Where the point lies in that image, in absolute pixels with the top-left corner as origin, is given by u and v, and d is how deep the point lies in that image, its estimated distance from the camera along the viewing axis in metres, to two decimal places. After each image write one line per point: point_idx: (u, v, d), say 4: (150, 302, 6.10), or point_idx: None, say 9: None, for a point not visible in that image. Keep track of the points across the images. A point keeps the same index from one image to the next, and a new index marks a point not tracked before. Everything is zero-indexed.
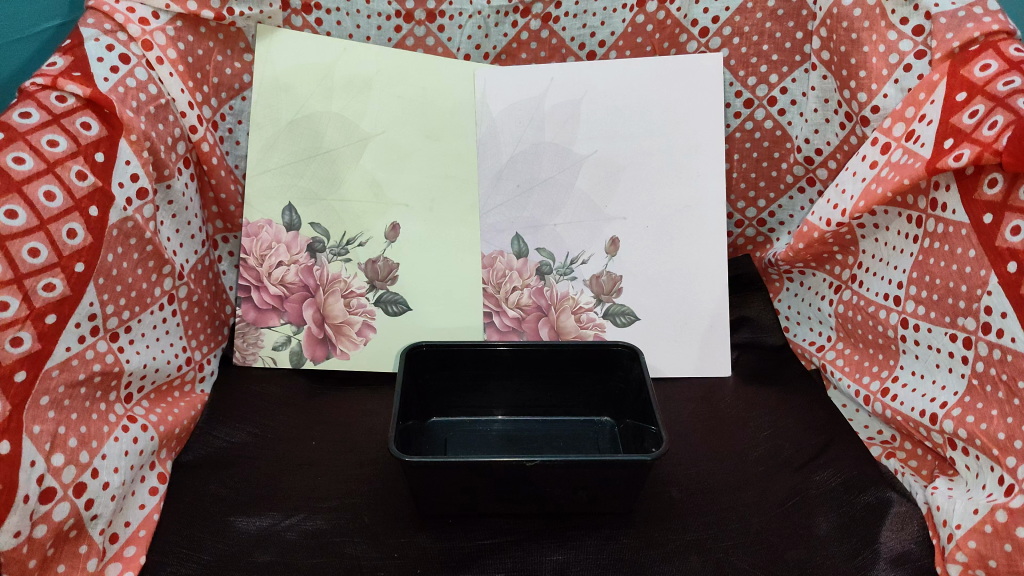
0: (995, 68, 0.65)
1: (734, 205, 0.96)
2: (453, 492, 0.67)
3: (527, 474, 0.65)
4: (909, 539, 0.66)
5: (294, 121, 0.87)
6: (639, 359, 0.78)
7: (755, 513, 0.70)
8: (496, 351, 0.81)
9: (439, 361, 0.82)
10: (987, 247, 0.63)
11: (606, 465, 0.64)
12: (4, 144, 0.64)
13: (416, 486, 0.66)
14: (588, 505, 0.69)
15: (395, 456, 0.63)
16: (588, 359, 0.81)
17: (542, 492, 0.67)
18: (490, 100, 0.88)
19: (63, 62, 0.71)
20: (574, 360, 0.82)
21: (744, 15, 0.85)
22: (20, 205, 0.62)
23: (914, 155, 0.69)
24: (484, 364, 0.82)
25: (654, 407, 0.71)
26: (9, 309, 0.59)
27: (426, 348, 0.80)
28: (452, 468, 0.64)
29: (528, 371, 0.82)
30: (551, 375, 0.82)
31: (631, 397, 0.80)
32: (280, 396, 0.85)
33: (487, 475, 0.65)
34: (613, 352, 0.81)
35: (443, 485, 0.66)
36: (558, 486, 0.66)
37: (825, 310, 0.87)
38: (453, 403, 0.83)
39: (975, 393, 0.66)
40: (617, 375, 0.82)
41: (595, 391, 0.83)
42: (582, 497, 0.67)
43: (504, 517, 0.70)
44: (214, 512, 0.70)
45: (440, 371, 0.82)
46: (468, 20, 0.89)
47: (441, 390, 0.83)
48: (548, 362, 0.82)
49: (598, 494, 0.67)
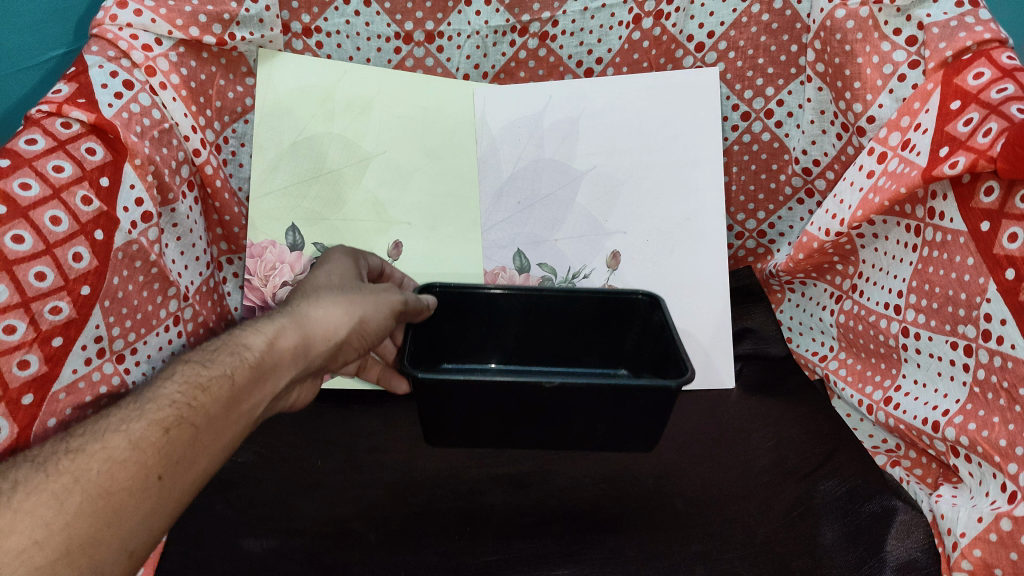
0: (988, 76, 0.65)
1: (734, 218, 0.96)
2: (462, 414, 0.71)
3: (542, 401, 0.68)
4: (915, 547, 0.68)
5: (296, 143, 0.87)
6: (661, 305, 0.78)
7: (761, 524, 0.72)
8: (518, 298, 0.81)
9: (457, 308, 0.82)
10: (985, 255, 0.63)
11: (622, 395, 0.66)
12: (9, 170, 0.64)
13: (429, 402, 0.70)
14: (608, 440, 0.75)
15: (404, 373, 0.67)
16: (606, 310, 0.82)
17: (560, 424, 0.72)
18: (489, 118, 0.89)
19: (68, 89, 0.72)
20: (593, 310, 0.82)
21: (739, 30, 0.86)
22: (27, 230, 0.63)
23: (909, 163, 0.70)
24: (505, 311, 0.82)
25: (679, 341, 0.72)
26: (16, 333, 0.61)
27: (451, 292, 0.81)
28: (467, 394, 0.68)
29: (543, 323, 0.83)
30: (571, 323, 0.83)
31: (649, 346, 0.81)
32: (286, 416, 0.83)
33: (499, 404, 0.68)
34: (632, 301, 0.81)
35: (457, 409, 0.70)
36: (571, 417, 0.70)
37: (827, 320, 0.87)
38: (466, 350, 0.85)
39: (976, 400, 0.66)
40: (636, 324, 0.82)
41: (612, 342, 0.84)
42: (600, 429, 0.73)
43: (518, 441, 0.76)
44: (221, 533, 0.71)
45: (453, 317, 0.83)
46: (466, 40, 0.90)
47: (459, 336, 0.84)
48: (569, 310, 0.82)
49: (616, 429, 0.73)
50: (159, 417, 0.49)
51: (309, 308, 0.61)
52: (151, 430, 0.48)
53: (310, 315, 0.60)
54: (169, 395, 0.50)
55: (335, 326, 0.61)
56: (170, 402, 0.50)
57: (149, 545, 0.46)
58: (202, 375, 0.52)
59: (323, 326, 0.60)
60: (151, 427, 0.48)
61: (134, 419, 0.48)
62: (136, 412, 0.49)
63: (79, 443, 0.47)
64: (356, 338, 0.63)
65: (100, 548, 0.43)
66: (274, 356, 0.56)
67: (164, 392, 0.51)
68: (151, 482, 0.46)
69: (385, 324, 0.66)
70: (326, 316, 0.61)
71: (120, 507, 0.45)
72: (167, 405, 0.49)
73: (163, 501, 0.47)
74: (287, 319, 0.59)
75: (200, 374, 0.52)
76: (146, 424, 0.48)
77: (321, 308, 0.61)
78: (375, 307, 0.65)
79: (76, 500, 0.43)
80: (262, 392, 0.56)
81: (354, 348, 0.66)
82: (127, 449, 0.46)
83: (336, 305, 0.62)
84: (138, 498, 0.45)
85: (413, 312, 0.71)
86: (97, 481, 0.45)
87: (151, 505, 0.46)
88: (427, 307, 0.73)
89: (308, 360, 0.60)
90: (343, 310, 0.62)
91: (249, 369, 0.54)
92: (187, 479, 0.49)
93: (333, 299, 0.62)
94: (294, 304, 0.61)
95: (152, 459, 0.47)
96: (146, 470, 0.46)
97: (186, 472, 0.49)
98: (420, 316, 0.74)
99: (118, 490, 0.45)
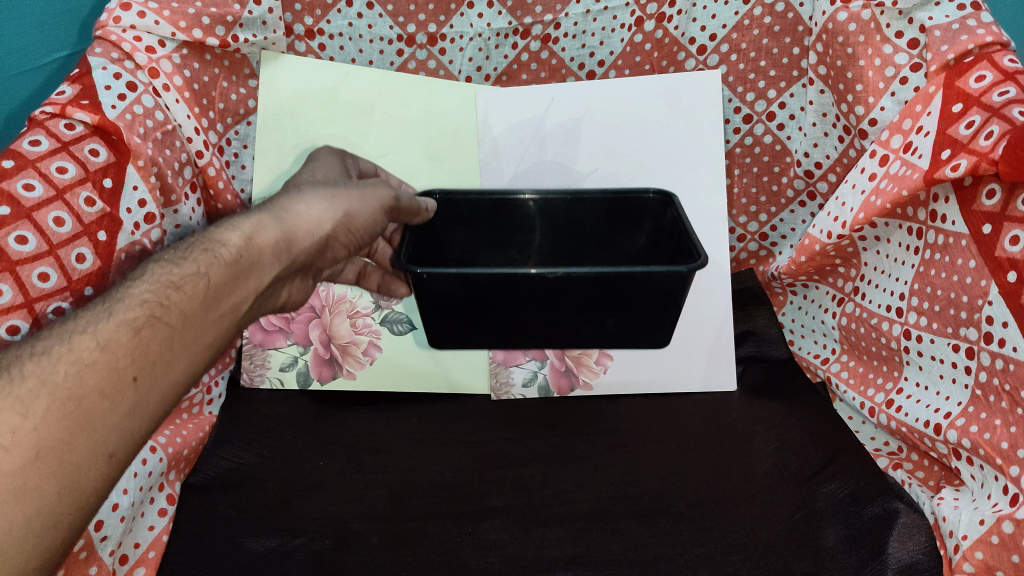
0: (989, 79, 0.66)
1: (735, 220, 0.96)
2: (467, 315, 0.72)
3: (552, 292, 0.68)
4: (917, 549, 0.68)
5: (299, 146, 0.87)
6: (673, 201, 0.80)
7: (763, 526, 0.72)
8: (525, 203, 0.83)
9: (458, 212, 0.84)
10: (987, 258, 0.64)
11: (615, 280, 0.67)
12: (14, 171, 0.65)
13: (435, 300, 0.70)
14: (617, 337, 0.75)
15: (402, 268, 0.67)
16: (616, 209, 0.83)
17: (566, 318, 0.71)
18: (491, 122, 0.89)
19: (71, 90, 0.72)
20: (603, 214, 0.84)
21: (741, 32, 0.86)
22: (30, 231, 0.64)
23: (912, 166, 0.70)
24: (512, 217, 0.84)
25: (694, 235, 0.71)
26: (18, 333, 0.62)
27: (458, 201, 0.83)
28: (464, 289, 0.68)
29: (552, 224, 0.84)
30: (582, 226, 0.84)
31: (664, 243, 0.82)
32: (288, 416, 0.84)
33: (498, 296, 0.68)
34: (644, 199, 0.83)
35: (460, 308, 0.71)
36: (582, 314, 0.71)
37: (829, 323, 0.87)
38: (473, 258, 0.86)
39: (977, 403, 0.66)
40: (649, 224, 0.83)
41: (624, 245, 0.84)
42: (610, 324, 0.72)
43: (532, 341, 0.75)
44: (224, 532, 0.72)
45: (456, 223, 0.84)
46: (468, 42, 0.91)
47: (468, 248, 0.85)
48: (575, 212, 0.84)
49: (626, 323, 0.73)
50: (128, 319, 0.50)
51: (290, 204, 0.63)
52: (122, 328, 0.49)
53: (290, 211, 0.63)
54: (139, 297, 0.51)
55: (316, 220, 0.64)
56: (139, 302, 0.51)
57: (127, 448, 0.48)
58: (173, 275, 0.54)
59: (305, 220, 0.63)
60: (121, 327, 0.49)
61: (104, 319, 0.49)
62: (108, 311, 0.50)
63: (49, 343, 0.47)
64: (343, 230, 0.66)
65: (74, 451, 0.44)
66: (251, 256, 0.58)
67: (136, 292, 0.52)
68: (125, 382, 0.48)
69: (373, 219, 0.69)
70: (305, 213, 0.63)
71: (92, 410, 0.46)
72: (138, 304, 0.50)
73: (138, 401, 0.48)
74: (261, 218, 0.61)
75: (170, 276, 0.54)
76: (116, 325, 0.49)
77: (303, 203, 0.64)
78: (363, 201, 0.68)
79: (44, 404, 0.44)
80: (238, 296, 0.57)
81: (339, 246, 0.68)
82: (101, 344, 0.48)
83: (318, 200, 0.65)
84: (111, 400, 0.47)
85: (406, 212, 0.73)
86: (65, 385, 0.45)
87: (129, 402, 0.48)
88: (423, 210, 0.75)
89: (286, 259, 0.62)
90: (324, 204, 0.65)
91: (223, 271, 0.56)
92: (162, 383, 0.50)
93: (314, 195, 0.65)
94: (274, 202, 0.64)
95: (123, 363, 0.48)
96: (119, 371, 0.47)
97: (163, 370, 0.50)
98: (415, 218, 0.75)
99: (89, 392, 0.46)
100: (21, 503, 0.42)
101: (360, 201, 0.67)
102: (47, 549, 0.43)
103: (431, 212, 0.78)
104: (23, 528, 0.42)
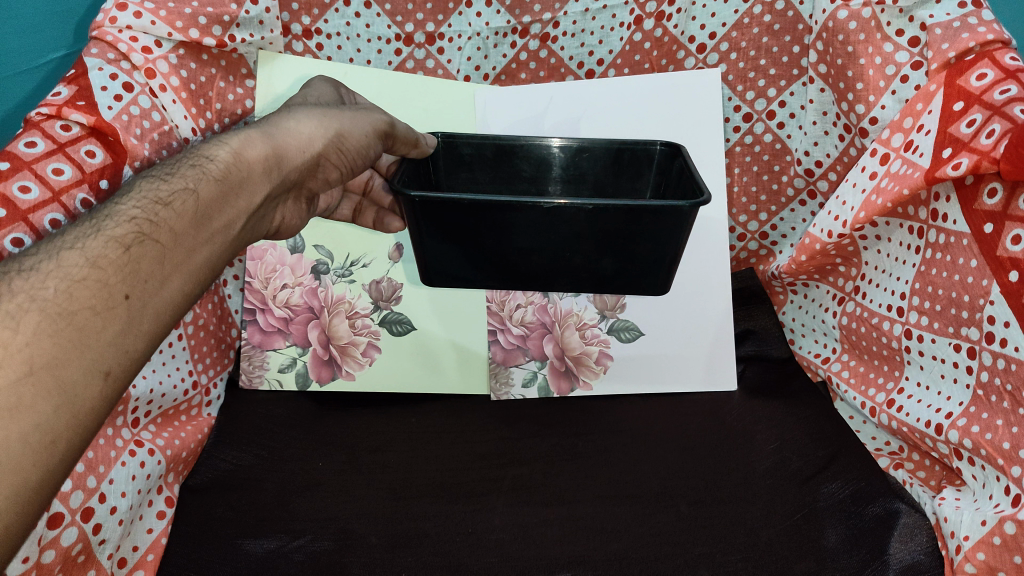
0: (991, 77, 0.65)
1: (736, 219, 0.95)
2: (457, 249, 0.70)
3: (547, 221, 0.66)
4: (919, 550, 0.67)
5: None
6: (682, 149, 0.77)
7: (764, 525, 0.71)
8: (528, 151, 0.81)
9: (460, 159, 0.82)
10: (988, 257, 0.63)
11: (603, 212, 0.65)
12: (9, 173, 0.65)
13: (428, 228, 0.68)
14: (614, 280, 0.72)
15: (394, 190, 0.66)
16: (621, 159, 0.82)
17: (560, 258, 0.70)
18: (490, 121, 0.89)
19: (67, 91, 0.71)
20: (607, 160, 0.82)
21: (741, 31, 0.85)
22: (26, 233, 0.64)
23: (913, 164, 0.69)
24: (514, 164, 0.82)
25: (695, 175, 0.71)
26: None
27: (462, 145, 0.81)
28: (451, 217, 0.67)
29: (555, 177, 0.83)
30: (585, 179, 0.83)
31: (668, 189, 0.80)
32: (287, 418, 0.84)
33: (487, 223, 0.67)
34: (651, 150, 0.81)
35: (449, 241, 0.70)
36: (582, 251, 0.69)
37: (829, 322, 0.87)
38: None
39: (979, 402, 0.66)
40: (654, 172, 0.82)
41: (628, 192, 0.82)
42: (607, 264, 0.70)
43: (528, 285, 0.74)
44: (222, 534, 0.71)
45: (457, 170, 0.82)
46: (467, 41, 0.90)
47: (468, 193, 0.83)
48: (578, 164, 0.82)
49: (624, 263, 0.70)
50: (116, 235, 0.50)
51: (280, 123, 0.63)
52: (111, 243, 0.49)
53: (279, 130, 0.63)
54: (125, 214, 0.51)
55: (306, 138, 0.64)
56: (128, 218, 0.51)
57: (123, 364, 0.47)
58: (162, 191, 0.54)
59: (294, 139, 0.63)
60: (110, 242, 0.49)
61: (92, 235, 0.50)
62: (97, 227, 0.50)
63: (40, 257, 0.48)
64: (334, 150, 0.66)
65: (66, 368, 0.44)
66: (237, 172, 0.58)
67: (125, 208, 0.52)
68: (117, 298, 0.47)
69: (366, 141, 0.68)
70: (295, 130, 0.63)
71: (84, 325, 0.45)
72: (127, 220, 0.51)
73: (131, 318, 0.48)
74: (250, 134, 0.61)
75: (158, 193, 0.54)
76: (104, 241, 0.49)
77: (294, 121, 0.64)
78: (353, 122, 0.67)
79: (34, 318, 0.44)
80: (227, 214, 0.57)
81: (331, 167, 0.68)
82: (90, 259, 0.48)
83: (308, 119, 0.64)
84: (103, 316, 0.46)
85: (403, 142, 0.72)
86: (55, 300, 0.45)
87: (122, 317, 0.48)
88: (422, 142, 0.74)
89: (276, 176, 0.62)
90: (314, 123, 0.64)
91: (210, 188, 0.56)
92: (154, 300, 0.50)
93: (303, 114, 0.65)
94: (264, 120, 0.63)
95: (113, 278, 0.48)
96: (110, 287, 0.47)
97: (155, 285, 0.50)
98: (414, 151, 0.74)
99: (80, 307, 0.46)
100: (18, 417, 0.41)
101: (351, 120, 0.67)
102: (48, 464, 0.43)
103: (430, 148, 0.77)
104: (20, 441, 0.41)
